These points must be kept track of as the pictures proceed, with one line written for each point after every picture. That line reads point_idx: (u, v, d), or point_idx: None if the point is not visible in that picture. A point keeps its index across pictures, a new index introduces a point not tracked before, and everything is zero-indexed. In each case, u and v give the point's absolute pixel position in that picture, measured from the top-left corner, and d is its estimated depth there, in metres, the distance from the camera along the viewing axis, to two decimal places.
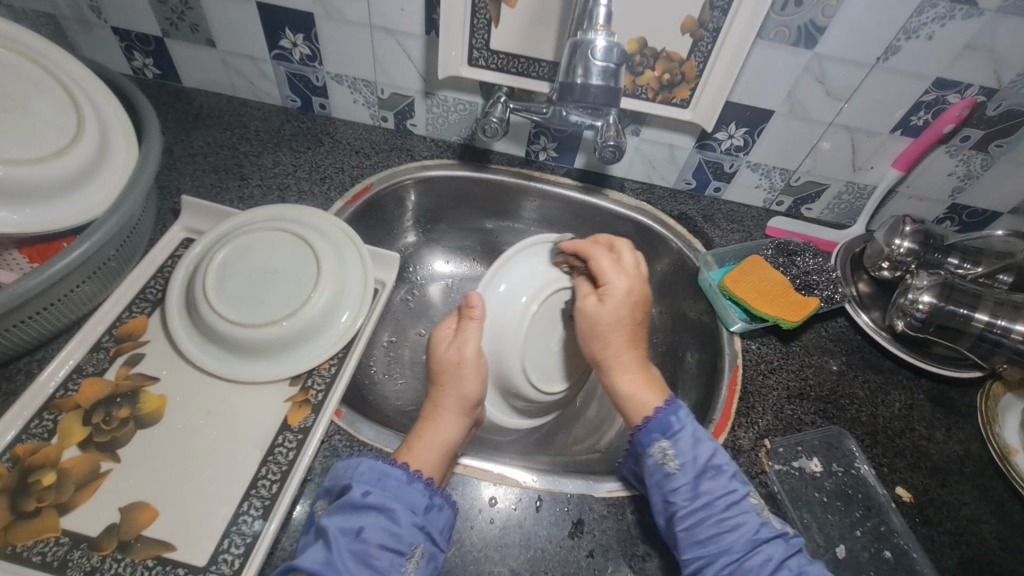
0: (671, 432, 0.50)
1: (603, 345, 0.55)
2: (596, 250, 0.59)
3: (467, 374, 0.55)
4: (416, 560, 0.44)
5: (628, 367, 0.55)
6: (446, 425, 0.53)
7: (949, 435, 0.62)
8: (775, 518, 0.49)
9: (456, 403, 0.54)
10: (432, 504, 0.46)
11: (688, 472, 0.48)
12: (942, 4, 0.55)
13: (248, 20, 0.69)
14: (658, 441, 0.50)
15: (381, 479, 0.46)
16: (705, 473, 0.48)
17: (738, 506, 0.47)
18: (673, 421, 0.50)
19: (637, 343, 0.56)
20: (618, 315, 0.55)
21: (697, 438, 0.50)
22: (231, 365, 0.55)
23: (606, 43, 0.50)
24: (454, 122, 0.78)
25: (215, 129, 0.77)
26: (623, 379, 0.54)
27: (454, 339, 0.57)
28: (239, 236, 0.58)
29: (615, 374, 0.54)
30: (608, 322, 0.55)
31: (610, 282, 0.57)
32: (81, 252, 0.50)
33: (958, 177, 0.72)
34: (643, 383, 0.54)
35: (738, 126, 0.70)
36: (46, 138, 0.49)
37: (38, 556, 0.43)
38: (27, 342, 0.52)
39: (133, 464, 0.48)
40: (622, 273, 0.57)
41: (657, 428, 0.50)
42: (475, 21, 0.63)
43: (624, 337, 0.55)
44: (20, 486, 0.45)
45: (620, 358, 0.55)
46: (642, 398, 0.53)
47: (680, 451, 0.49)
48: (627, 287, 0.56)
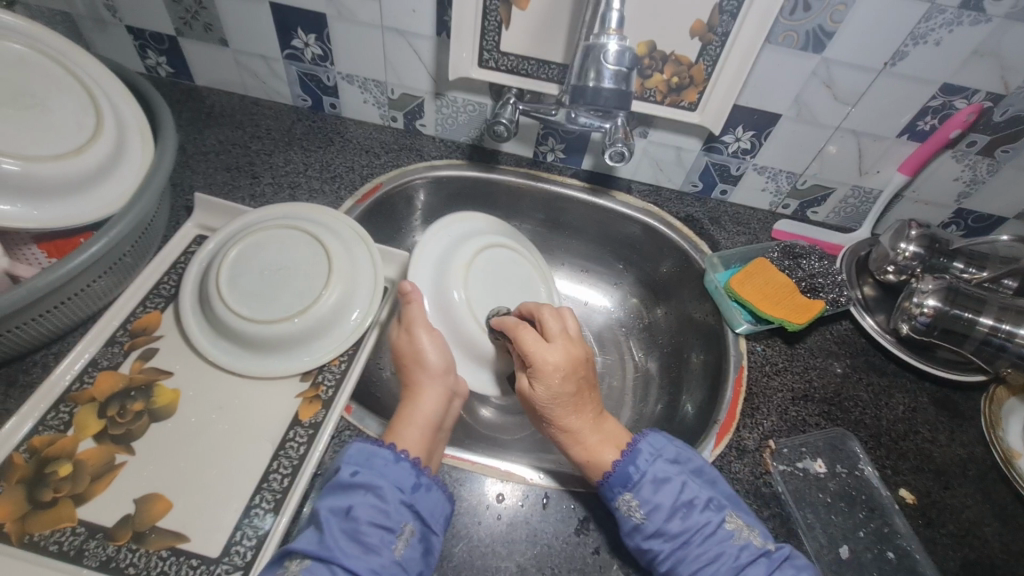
0: (631, 483, 0.49)
1: (551, 421, 0.54)
2: (517, 326, 0.56)
3: (429, 347, 0.58)
4: (406, 538, 0.44)
5: (581, 433, 0.53)
6: (427, 401, 0.54)
7: (953, 438, 0.62)
8: (757, 533, 0.47)
9: (428, 378, 0.56)
10: (420, 483, 0.47)
11: (656, 519, 0.47)
12: (950, 11, 0.55)
13: (260, 19, 0.70)
14: (622, 493, 0.49)
15: (367, 459, 0.47)
16: (676, 514, 0.47)
17: (714, 536, 0.46)
18: (631, 472, 0.49)
19: (585, 406, 0.54)
20: (552, 391, 0.53)
21: (658, 482, 0.49)
22: (243, 359, 0.56)
23: (618, 47, 0.51)
24: (463, 122, 0.79)
25: (227, 127, 0.78)
26: (577, 448, 0.53)
27: (404, 324, 0.59)
28: (251, 234, 0.59)
29: (569, 443, 0.54)
30: (544, 398, 0.54)
31: (534, 361, 0.54)
32: (98, 247, 0.50)
33: (964, 182, 0.72)
34: (600, 444, 0.53)
35: (746, 130, 0.71)
36: (65, 135, 0.50)
37: (55, 545, 0.44)
38: (44, 336, 0.53)
39: (147, 457, 0.49)
40: (545, 346, 0.54)
41: (618, 481, 0.49)
42: (486, 23, 0.64)
43: (566, 410, 0.53)
44: (37, 477, 0.46)
45: (566, 426, 0.54)
46: (600, 458, 0.52)
47: (643, 499, 0.48)
48: (554, 361, 0.53)
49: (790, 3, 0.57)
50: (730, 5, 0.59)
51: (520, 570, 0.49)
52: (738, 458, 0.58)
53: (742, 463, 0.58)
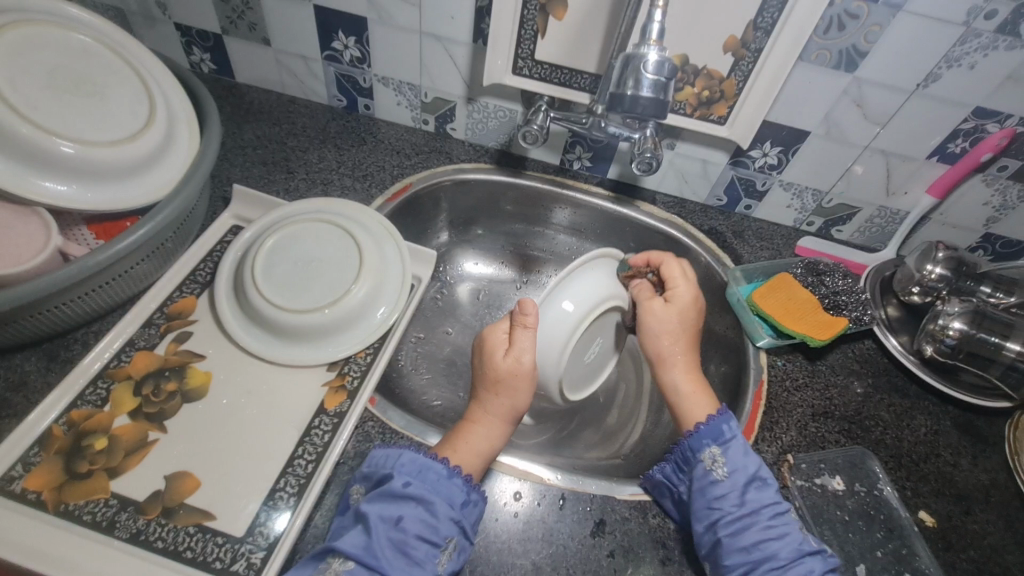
0: (723, 439, 0.53)
1: (669, 344, 0.60)
2: (667, 257, 0.64)
3: (521, 386, 0.55)
4: (450, 553, 0.46)
5: (687, 368, 0.60)
6: (491, 434, 0.54)
7: (976, 463, 0.61)
8: (815, 536, 0.50)
9: (505, 413, 0.55)
10: (469, 500, 0.48)
11: (737, 480, 0.51)
12: (986, 35, 0.56)
13: (304, 21, 0.73)
14: (710, 447, 0.53)
15: (421, 472, 0.49)
16: (754, 483, 0.51)
17: (783, 517, 0.50)
18: (724, 429, 0.53)
19: (694, 347, 0.62)
20: (681, 320, 0.61)
21: (747, 448, 0.53)
22: (272, 347, 0.58)
23: (657, 57, 0.52)
24: (492, 127, 0.80)
25: (265, 123, 0.80)
26: (682, 378, 0.59)
27: (510, 349, 0.56)
28: (287, 226, 0.61)
29: (675, 374, 0.59)
30: (674, 320, 0.61)
31: (677, 286, 0.62)
32: (146, 231, 0.52)
33: (993, 208, 0.72)
34: (701, 383, 0.59)
35: (773, 145, 0.71)
36: (120, 122, 0.52)
37: (88, 515, 0.45)
38: (85, 315, 0.55)
39: (179, 435, 0.51)
40: (688, 280, 0.63)
41: (709, 433, 0.53)
42: (523, 32, 0.66)
43: (687, 340, 0.61)
44: (74, 449, 0.48)
45: (679, 356, 0.60)
46: (703, 396, 0.58)
47: (729, 458, 0.52)
48: (692, 294, 0.62)
49: (824, 23, 0.58)
50: (764, 21, 0.60)
51: (536, 568, 0.49)
52: None
53: None
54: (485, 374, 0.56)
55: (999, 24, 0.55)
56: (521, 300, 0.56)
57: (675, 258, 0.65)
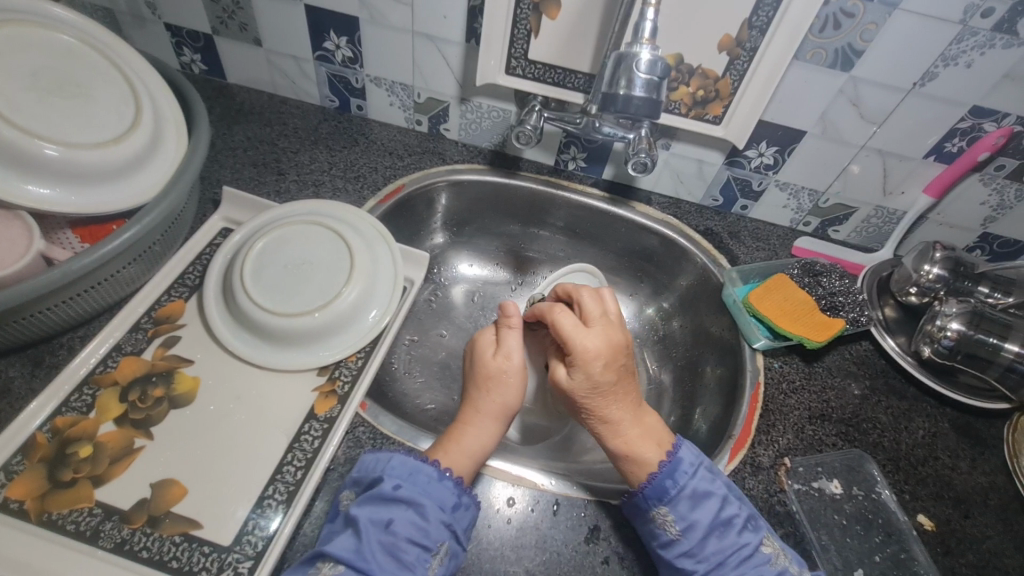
0: (667, 497, 0.50)
1: (591, 410, 0.54)
2: (556, 309, 0.56)
3: (512, 382, 0.56)
4: (441, 558, 0.45)
5: (621, 425, 0.54)
6: (482, 431, 0.53)
7: (974, 465, 0.61)
8: (792, 562, 0.48)
9: (497, 412, 0.55)
10: (460, 503, 0.48)
11: (692, 536, 0.48)
12: (983, 33, 0.55)
13: (295, 21, 0.72)
14: (656, 507, 0.50)
15: (411, 475, 0.48)
16: (713, 533, 0.48)
17: (751, 560, 0.47)
18: (669, 485, 0.50)
19: (623, 397, 0.54)
20: (591, 382, 0.53)
21: (694, 500, 0.50)
22: (262, 351, 0.57)
23: (650, 56, 0.51)
24: (486, 128, 0.80)
25: (256, 125, 0.79)
26: (616, 440, 0.54)
27: (498, 347, 0.57)
28: (277, 229, 0.60)
29: (611, 435, 0.54)
30: (583, 387, 0.53)
31: (574, 348, 0.53)
32: (132, 234, 0.52)
33: (991, 207, 0.71)
34: (639, 439, 0.53)
35: (769, 145, 0.71)
36: (105, 125, 0.51)
37: (72, 525, 0.44)
38: (71, 319, 0.54)
39: (166, 442, 0.50)
40: (587, 333, 0.54)
41: (653, 494, 0.50)
42: (516, 31, 0.65)
43: (608, 399, 0.54)
44: (59, 456, 0.47)
45: (605, 419, 0.54)
46: (640, 456, 0.52)
47: (680, 515, 0.49)
48: (595, 348, 0.53)
49: (820, 21, 0.58)
50: (760, 20, 0.59)
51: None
52: (752, 474, 0.57)
53: (756, 479, 0.57)
54: (475, 372, 0.57)
55: (996, 22, 0.54)
56: (502, 303, 0.58)
57: (565, 307, 0.56)
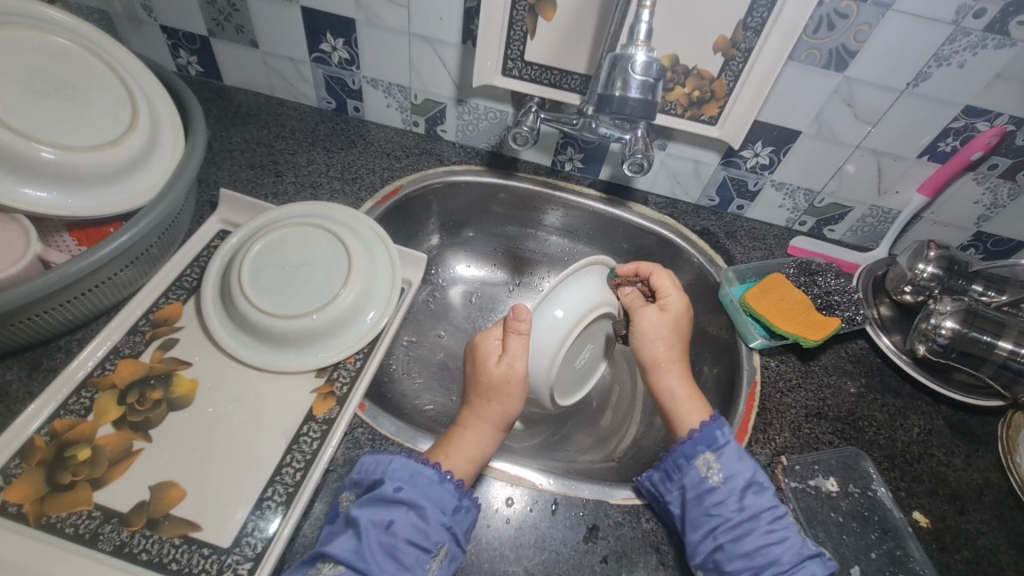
0: (716, 446, 0.53)
1: (665, 351, 0.60)
2: (656, 268, 0.64)
3: (513, 392, 0.55)
4: (440, 559, 0.45)
5: (680, 372, 0.60)
6: (482, 439, 0.54)
7: (969, 462, 0.61)
8: (812, 540, 0.50)
9: (497, 420, 0.55)
10: (461, 506, 0.48)
11: (733, 485, 0.51)
12: (975, 33, 0.55)
13: (291, 23, 0.72)
14: (704, 453, 0.53)
15: (412, 477, 0.48)
16: (750, 488, 0.51)
17: (781, 521, 0.50)
18: (719, 435, 0.53)
19: (686, 351, 0.62)
20: (675, 329, 0.61)
21: (740, 454, 0.53)
22: (260, 353, 0.57)
23: (645, 58, 0.51)
24: (483, 129, 0.80)
25: (254, 126, 0.79)
26: (677, 384, 0.59)
27: (503, 355, 0.55)
28: (275, 230, 0.60)
29: (670, 379, 0.59)
30: (670, 327, 0.61)
31: (670, 295, 0.62)
32: (129, 237, 0.52)
33: (984, 206, 0.72)
34: (694, 389, 0.59)
35: (765, 145, 0.71)
36: (102, 127, 0.51)
37: (71, 528, 0.44)
38: (68, 323, 0.54)
39: (164, 445, 0.50)
40: (678, 288, 0.64)
41: (704, 440, 0.53)
42: (512, 33, 0.65)
43: (679, 347, 0.61)
44: (57, 459, 0.47)
45: (674, 363, 0.60)
46: (699, 400, 0.58)
47: (724, 464, 0.52)
48: (683, 302, 0.63)
49: (814, 22, 0.58)
50: (754, 21, 0.59)
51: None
52: None
53: None
54: (476, 380, 0.56)
55: (988, 23, 0.54)
56: (515, 307, 0.56)
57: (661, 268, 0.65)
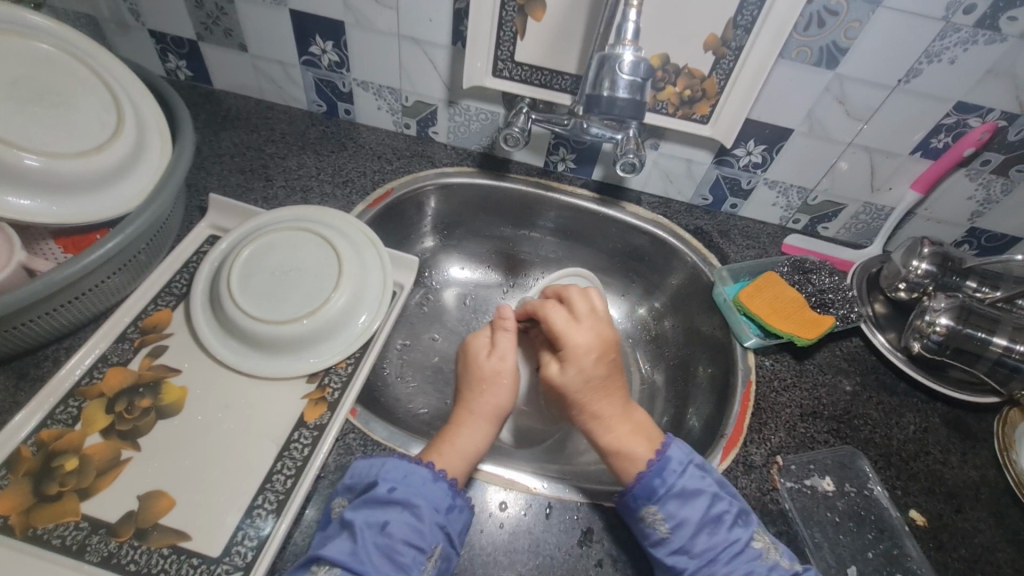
0: (656, 497, 0.49)
1: (584, 406, 0.56)
2: (549, 305, 0.61)
3: (505, 385, 0.58)
4: (435, 559, 0.45)
5: (613, 421, 0.55)
6: (475, 434, 0.54)
7: (965, 459, 0.61)
8: (785, 556, 0.48)
9: (489, 414, 0.56)
10: (454, 505, 0.47)
11: (683, 534, 0.48)
12: (966, 29, 0.55)
13: (280, 26, 0.72)
14: (646, 505, 0.50)
15: (405, 477, 0.48)
16: (703, 529, 0.48)
17: (742, 555, 0.47)
18: (657, 484, 0.50)
19: (615, 392, 0.57)
20: (590, 369, 0.56)
21: (684, 496, 0.49)
22: (250, 360, 0.56)
23: (633, 58, 0.51)
24: (475, 130, 0.79)
25: (243, 131, 0.79)
26: (608, 437, 0.55)
27: (492, 350, 0.60)
28: (263, 235, 0.60)
29: (602, 432, 0.55)
30: (574, 381, 0.56)
31: (567, 339, 0.57)
32: (116, 243, 0.51)
33: (978, 202, 0.72)
34: (629, 435, 0.54)
35: (757, 144, 0.71)
36: (86, 133, 0.51)
37: (58, 539, 0.44)
38: (54, 331, 0.53)
39: (153, 454, 0.49)
40: (576, 326, 0.59)
41: (642, 493, 0.50)
42: (501, 34, 0.65)
43: (599, 392, 0.56)
44: (43, 470, 0.47)
45: (601, 411, 0.56)
46: (631, 449, 0.53)
47: (669, 513, 0.49)
48: (586, 342, 0.57)
49: (804, 19, 0.58)
50: (744, 19, 0.59)
51: None
52: (744, 473, 0.57)
53: (749, 478, 0.57)
54: (469, 377, 0.59)
55: (978, 19, 0.54)
56: (500, 307, 0.61)
57: (555, 303, 0.61)
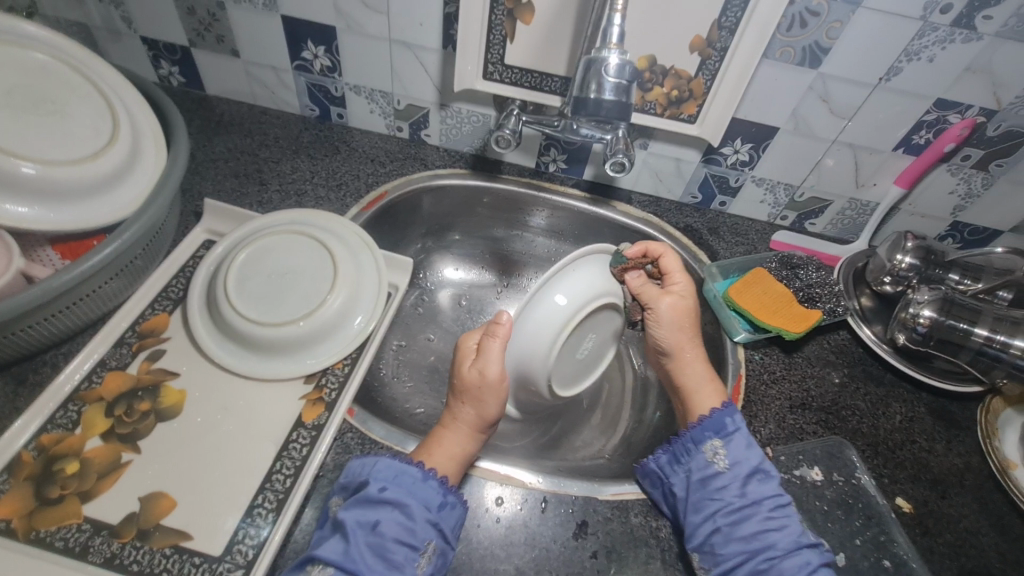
0: (724, 432, 0.55)
1: (681, 337, 0.62)
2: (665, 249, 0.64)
3: (489, 396, 0.54)
4: (429, 555, 0.46)
5: (698, 354, 0.63)
6: (460, 440, 0.54)
7: (950, 447, 0.63)
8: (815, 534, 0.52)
9: (472, 422, 0.55)
10: (446, 502, 0.48)
11: (738, 471, 0.53)
12: (943, 28, 0.57)
13: (272, 32, 0.72)
14: (711, 439, 0.55)
15: (397, 476, 0.48)
16: (756, 475, 0.52)
17: (784, 509, 0.51)
18: (727, 422, 0.55)
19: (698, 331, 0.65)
20: (691, 313, 0.63)
21: (749, 443, 0.54)
22: (248, 361, 0.57)
23: (619, 60, 0.52)
24: (467, 133, 0.80)
25: (237, 135, 0.80)
26: (696, 367, 0.62)
27: (477, 358, 0.55)
28: (259, 239, 0.60)
29: (691, 363, 0.62)
30: (684, 315, 0.63)
31: (681, 282, 0.63)
32: (112, 249, 0.52)
33: (959, 196, 0.73)
34: (709, 368, 0.62)
35: (744, 142, 0.72)
36: (82, 141, 0.51)
37: (61, 541, 0.44)
38: (53, 336, 0.54)
39: (153, 456, 0.50)
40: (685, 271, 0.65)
41: (712, 426, 0.55)
42: (491, 37, 0.66)
43: (694, 329, 0.63)
44: (45, 474, 0.47)
45: (693, 346, 0.63)
46: (712, 381, 0.61)
47: (730, 451, 0.54)
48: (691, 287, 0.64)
49: (786, 21, 0.59)
50: (728, 21, 0.60)
51: (519, 573, 0.49)
52: None
53: None
54: (454, 382, 0.56)
55: (955, 18, 0.56)
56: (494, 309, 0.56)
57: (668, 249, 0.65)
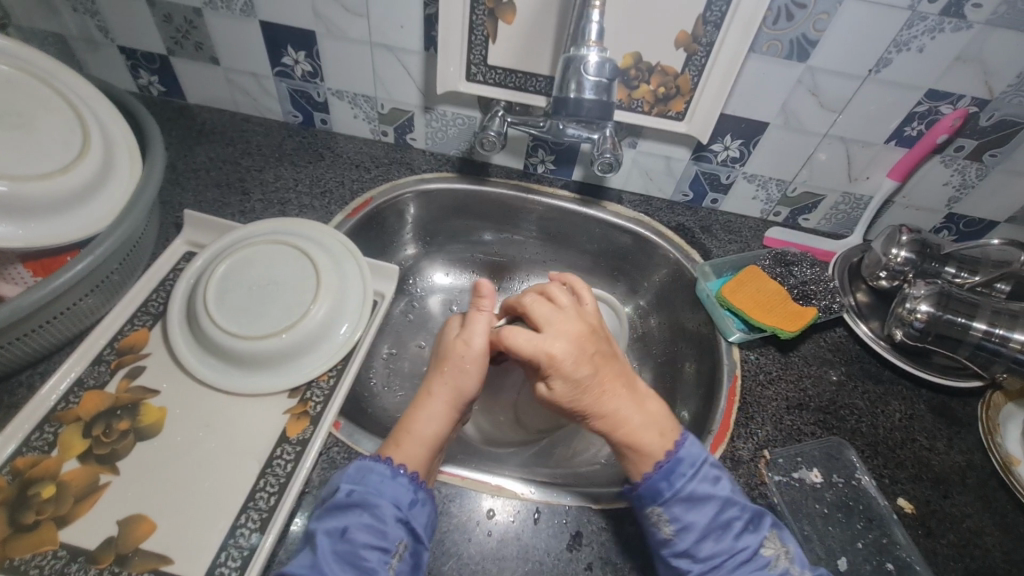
0: (662, 499, 0.47)
1: (585, 409, 0.51)
2: (508, 330, 0.53)
3: (468, 366, 0.54)
4: (401, 555, 0.44)
5: (623, 413, 0.51)
6: (434, 415, 0.52)
7: (951, 444, 0.61)
8: (797, 562, 0.47)
9: (450, 395, 0.53)
10: (416, 499, 0.47)
11: (687, 538, 0.46)
12: (932, 18, 0.56)
13: (251, 38, 0.71)
14: (651, 506, 0.48)
15: (364, 476, 0.47)
16: (710, 535, 0.46)
17: (749, 564, 0.46)
18: (663, 487, 0.47)
19: (614, 385, 0.52)
20: (580, 381, 0.51)
21: (693, 500, 0.47)
22: (230, 376, 0.55)
23: (598, 58, 0.51)
24: (452, 135, 0.79)
25: (219, 144, 0.78)
26: (619, 432, 0.50)
27: (464, 330, 0.56)
28: (240, 250, 0.59)
29: (613, 428, 0.51)
30: (567, 394, 0.51)
31: (539, 359, 0.52)
32: (85, 265, 0.50)
33: (954, 187, 0.72)
34: (642, 426, 0.50)
35: (733, 139, 0.71)
36: (51, 155, 0.50)
37: (36, 570, 0.43)
38: (28, 356, 0.52)
39: (132, 477, 0.49)
40: (546, 337, 0.52)
41: (647, 494, 0.48)
42: (473, 37, 0.65)
43: (599, 391, 0.51)
44: (19, 499, 0.46)
45: (602, 410, 0.51)
46: (642, 442, 0.49)
47: (674, 516, 0.47)
48: (562, 352, 0.51)
49: (772, 13, 0.58)
50: (714, 15, 0.59)
51: None
52: (732, 468, 0.57)
53: (737, 473, 0.57)
54: (437, 356, 0.56)
55: (944, 7, 0.55)
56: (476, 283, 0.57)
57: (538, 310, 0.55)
